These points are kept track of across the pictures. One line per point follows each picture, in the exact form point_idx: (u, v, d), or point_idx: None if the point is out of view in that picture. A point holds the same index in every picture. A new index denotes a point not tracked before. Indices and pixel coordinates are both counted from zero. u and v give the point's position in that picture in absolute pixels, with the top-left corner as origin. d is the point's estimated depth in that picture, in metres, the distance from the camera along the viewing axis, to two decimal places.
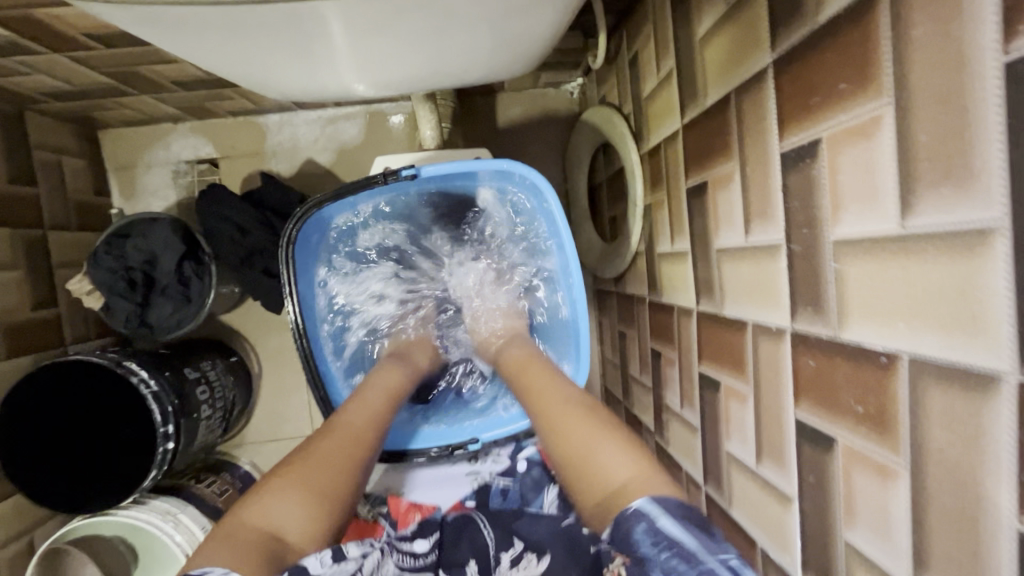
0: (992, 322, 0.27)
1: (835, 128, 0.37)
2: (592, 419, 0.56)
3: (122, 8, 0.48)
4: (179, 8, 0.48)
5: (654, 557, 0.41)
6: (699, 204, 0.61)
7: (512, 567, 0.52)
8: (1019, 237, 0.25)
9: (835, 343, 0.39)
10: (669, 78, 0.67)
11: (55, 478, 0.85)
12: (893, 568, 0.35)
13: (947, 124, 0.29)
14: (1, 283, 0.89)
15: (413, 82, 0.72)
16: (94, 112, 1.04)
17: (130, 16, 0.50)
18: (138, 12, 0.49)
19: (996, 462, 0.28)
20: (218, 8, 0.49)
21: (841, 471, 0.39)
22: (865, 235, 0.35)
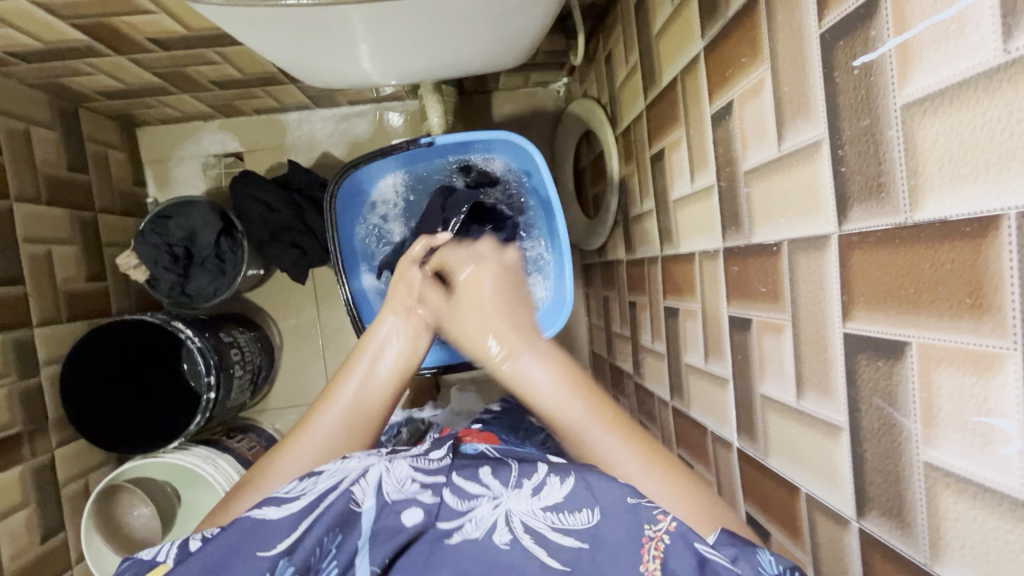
0: (824, 201, 0.41)
1: (741, 90, 0.52)
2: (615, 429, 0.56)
3: (221, 8, 0.62)
4: (261, 8, 0.62)
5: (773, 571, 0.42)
6: (660, 166, 0.76)
7: (535, 493, 0.49)
8: (831, 141, 0.40)
9: (748, 246, 0.54)
10: (635, 69, 0.82)
11: (116, 421, 1.00)
12: (783, 399, 0.49)
13: (796, 76, 0.43)
14: (61, 256, 1.03)
15: (426, 70, 0.86)
16: (136, 110, 1.18)
17: (223, 16, 0.63)
18: (230, 11, 0.62)
19: (830, 293, 0.42)
20: (291, 8, 0.63)
21: (756, 341, 0.54)
22: (761, 162, 0.50)
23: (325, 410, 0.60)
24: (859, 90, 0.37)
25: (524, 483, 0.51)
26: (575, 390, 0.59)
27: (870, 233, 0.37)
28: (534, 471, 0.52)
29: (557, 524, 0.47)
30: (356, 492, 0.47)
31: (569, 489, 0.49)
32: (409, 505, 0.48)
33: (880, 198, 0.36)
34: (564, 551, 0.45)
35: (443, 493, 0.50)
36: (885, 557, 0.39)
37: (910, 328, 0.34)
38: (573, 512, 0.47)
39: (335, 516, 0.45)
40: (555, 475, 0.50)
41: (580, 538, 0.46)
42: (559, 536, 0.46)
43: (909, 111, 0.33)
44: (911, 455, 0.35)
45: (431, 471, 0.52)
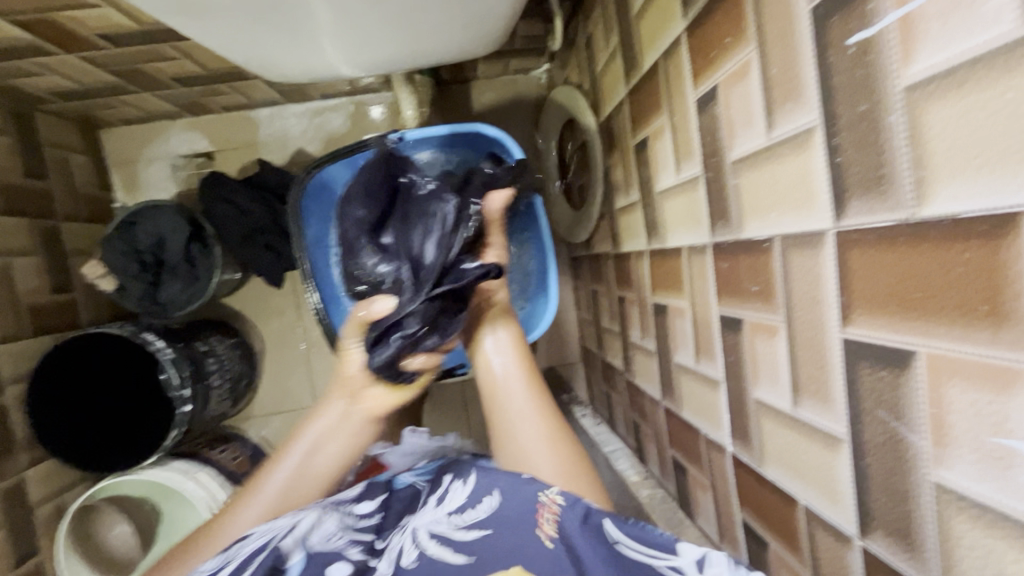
0: (818, 196, 0.38)
1: (726, 74, 0.48)
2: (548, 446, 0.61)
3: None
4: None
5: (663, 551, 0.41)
6: (644, 156, 0.72)
7: (442, 501, 0.56)
8: (826, 128, 0.36)
9: (738, 242, 0.50)
10: (616, 53, 0.78)
11: (90, 441, 0.96)
12: (778, 405, 0.46)
13: (785, 56, 0.39)
14: (22, 268, 0.97)
15: (397, 60, 0.81)
16: (97, 110, 1.12)
17: (166, 8, 0.58)
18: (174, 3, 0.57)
19: (828, 296, 0.38)
20: None
21: (748, 343, 0.50)
22: (749, 151, 0.46)
23: (243, 507, 0.59)
24: (857, 70, 0.33)
25: (436, 500, 0.57)
26: (529, 387, 0.66)
27: (869, 231, 0.33)
28: (439, 488, 0.60)
29: (462, 523, 0.51)
30: (284, 547, 0.48)
31: (471, 487, 0.55)
32: (336, 558, 0.50)
33: (881, 192, 0.32)
34: (473, 545, 0.48)
35: (369, 547, 0.53)
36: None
37: (917, 336, 0.31)
38: (474, 506, 0.52)
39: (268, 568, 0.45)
40: (458, 481, 0.58)
41: (483, 529, 0.50)
42: (467, 532, 0.50)
43: (914, 94, 0.29)
44: (920, 474, 0.32)
45: (359, 529, 0.56)
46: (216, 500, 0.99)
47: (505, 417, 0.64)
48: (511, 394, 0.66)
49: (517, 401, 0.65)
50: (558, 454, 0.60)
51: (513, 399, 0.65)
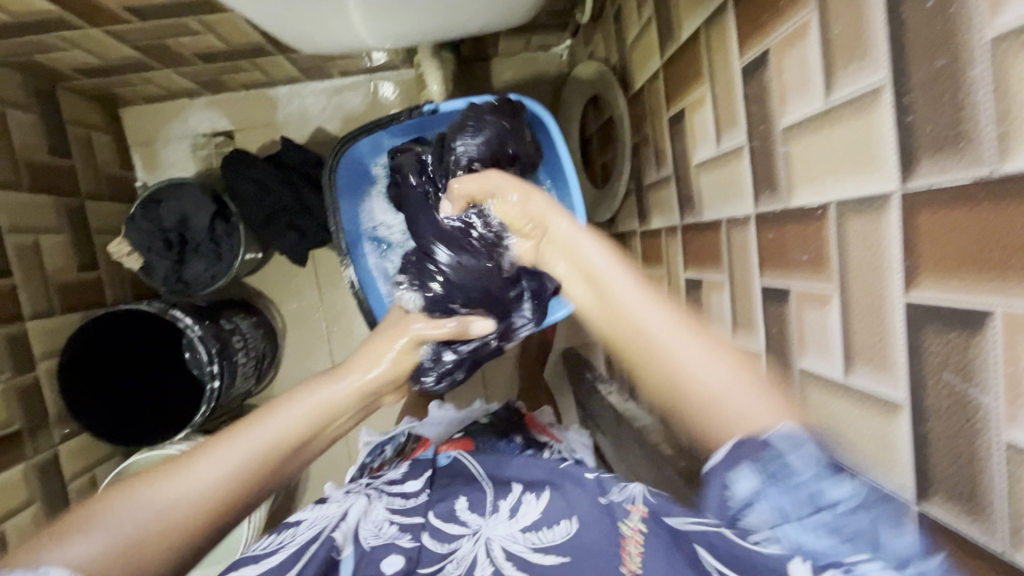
0: (883, 158, 0.37)
1: (779, 37, 0.47)
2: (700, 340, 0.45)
3: None
4: None
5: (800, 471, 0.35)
6: (680, 129, 0.71)
7: (512, 513, 0.53)
8: (896, 87, 0.35)
9: (786, 211, 0.50)
10: (650, 24, 0.76)
11: (123, 416, 0.98)
12: (827, 374, 0.46)
13: (850, 15, 0.38)
14: (49, 245, 0.98)
15: (426, 31, 0.80)
16: (118, 88, 1.12)
17: None
18: None
19: (890, 260, 0.38)
20: None
21: (795, 313, 0.50)
22: (803, 117, 0.45)
23: (223, 443, 0.47)
24: (935, 24, 0.32)
25: (500, 507, 0.54)
26: (648, 289, 0.53)
27: (942, 191, 0.33)
28: (508, 493, 0.56)
29: (535, 543, 0.49)
30: (336, 539, 0.48)
31: (545, 505, 0.53)
32: (389, 553, 0.49)
33: (958, 149, 0.32)
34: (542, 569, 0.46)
35: (421, 536, 0.52)
36: (949, 542, 0.36)
37: (993, 295, 0.31)
38: (550, 527, 0.50)
39: (321, 561, 0.45)
40: (528, 496, 0.54)
41: (560, 555, 0.47)
42: (541, 554, 0.47)
43: (1001, 46, 0.29)
44: (990, 434, 0.32)
45: (410, 514, 0.55)
46: None
47: (640, 319, 0.49)
48: (639, 305, 0.50)
49: (638, 306, 0.50)
50: (724, 357, 0.43)
51: (634, 304, 0.51)
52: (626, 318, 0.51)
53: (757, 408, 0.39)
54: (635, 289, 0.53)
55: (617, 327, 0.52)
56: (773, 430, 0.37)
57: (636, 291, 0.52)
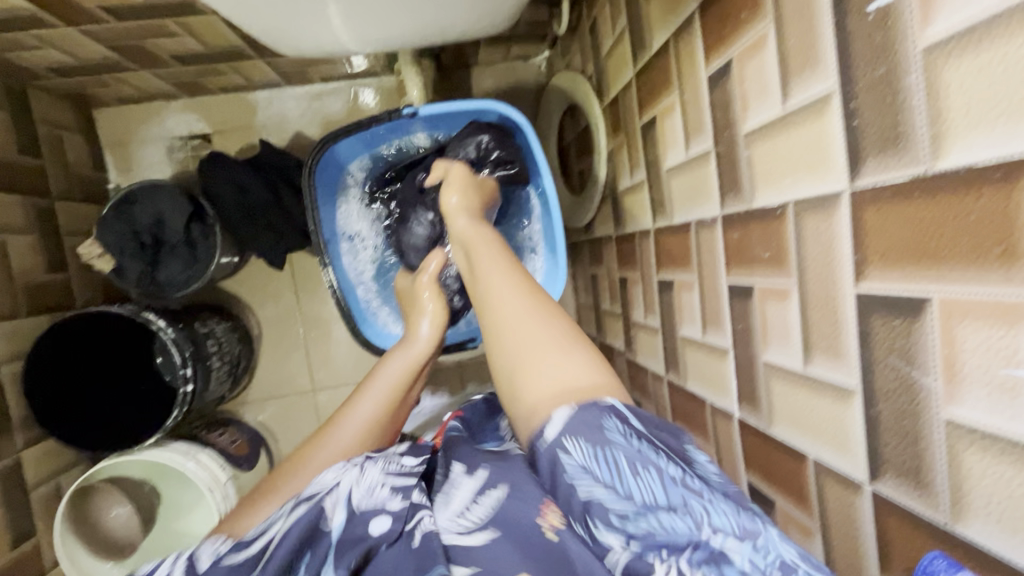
0: (835, 159, 0.40)
1: (741, 48, 0.50)
2: (526, 305, 0.54)
3: None
4: None
5: (623, 441, 0.42)
6: (651, 135, 0.74)
7: (477, 498, 0.51)
8: (843, 93, 0.38)
9: (750, 211, 0.52)
10: (623, 35, 0.79)
11: (91, 422, 0.95)
12: (788, 365, 0.48)
13: (803, 27, 0.41)
14: (17, 246, 0.96)
15: (406, 37, 0.82)
16: (92, 88, 1.10)
17: None
18: None
19: (843, 255, 0.40)
20: None
21: (759, 309, 0.52)
22: (763, 122, 0.48)
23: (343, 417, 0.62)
24: (875, 35, 0.35)
25: (467, 491, 0.52)
26: (501, 263, 0.60)
27: (885, 188, 0.35)
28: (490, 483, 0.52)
29: (468, 527, 0.48)
30: (325, 508, 0.46)
31: (484, 481, 0.52)
32: (377, 513, 0.46)
33: (898, 149, 0.34)
34: (473, 550, 0.45)
35: (413, 497, 0.49)
36: (899, 519, 0.38)
37: (932, 283, 0.33)
38: (485, 499, 0.50)
39: (299, 533, 0.44)
40: (510, 486, 0.50)
41: (487, 532, 0.47)
42: (468, 537, 0.47)
43: (932, 54, 0.31)
44: (932, 413, 0.34)
45: (403, 474, 0.51)
46: (218, 480, 0.99)
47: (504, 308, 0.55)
48: (500, 287, 0.57)
49: (491, 281, 0.58)
50: (572, 347, 0.50)
51: (486, 278, 0.59)
52: (490, 299, 0.57)
53: (571, 372, 0.48)
54: (491, 258, 0.61)
55: (484, 302, 0.58)
56: (601, 401, 0.45)
57: (507, 282, 0.57)
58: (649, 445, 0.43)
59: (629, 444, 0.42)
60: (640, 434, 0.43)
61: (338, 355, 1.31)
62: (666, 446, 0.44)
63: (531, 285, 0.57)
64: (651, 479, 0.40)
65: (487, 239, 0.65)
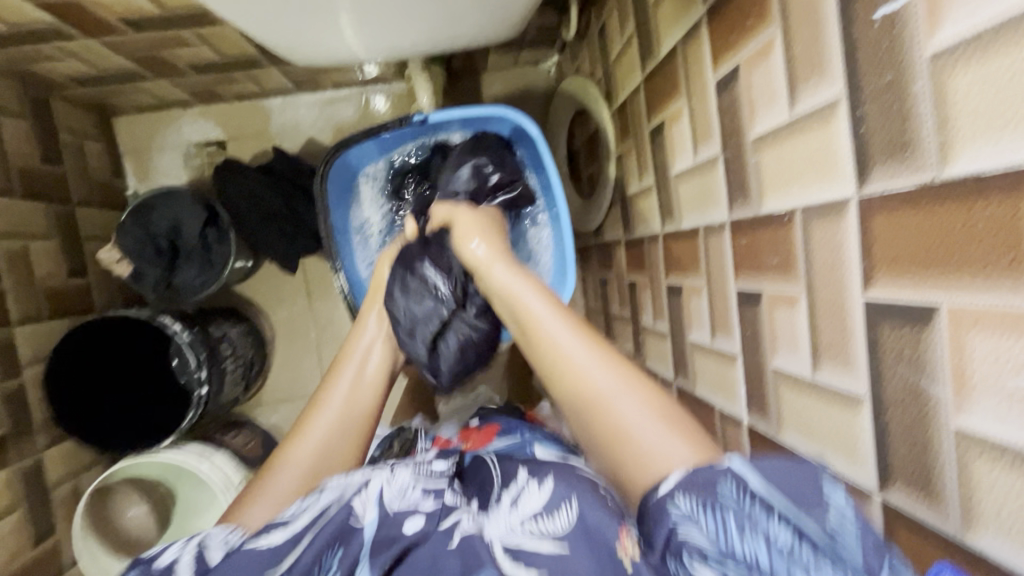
0: (842, 166, 0.40)
1: (748, 54, 0.50)
2: (613, 368, 0.48)
3: None
4: None
5: (733, 499, 0.36)
6: (660, 140, 0.74)
7: (514, 503, 0.50)
8: (850, 101, 0.38)
9: (757, 217, 0.52)
10: (632, 40, 0.79)
11: (109, 423, 0.98)
12: (797, 372, 0.48)
13: (810, 34, 0.41)
14: (40, 251, 0.98)
15: (416, 44, 0.83)
16: (111, 97, 1.13)
17: None
18: None
19: (850, 262, 0.40)
20: None
21: (767, 315, 0.52)
22: (771, 128, 0.48)
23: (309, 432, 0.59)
24: (882, 42, 0.35)
25: (504, 498, 0.52)
26: (565, 315, 0.53)
27: (892, 196, 0.35)
28: (512, 483, 0.53)
29: (535, 532, 0.46)
30: (356, 506, 0.47)
31: (547, 493, 0.49)
32: (411, 513, 0.48)
33: (905, 157, 0.34)
34: (544, 557, 0.43)
35: (443, 499, 0.51)
36: (909, 529, 0.38)
37: (940, 292, 0.33)
38: (550, 517, 0.46)
39: (331, 530, 0.45)
40: (532, 481, 0.51)
41: (558, 542, 0.44)
42: (538, 542, 0.45)
43: (938, 62, 0.31)
44: (941, 424, 0.34)
45: (434, 481, 0.54)
46: (231, 482, 1.00)
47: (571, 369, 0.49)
48: (558, 332, 0.52)
49: (560, 339, 0.51)
50: (638, 390, 0.47)
51: (556, 338, 0.51)
52: (561, 365, 0.50)
53: (673, 449, 0.42)
54: (547, 308, 0.54)
55: (548, 365, 0.51)
56: (721, 462, 0.38)
57: (579, 344, 0.50)
58: (780, 499, 0.36)
59: (747, 506, 0.35)
60: (762, 491, 0.36)
61: None
62: (803, 495, 0.36)
63: (587, 334, 0.52)
64: (760, 542, 0.34)
65: (529, 288, 0.58)
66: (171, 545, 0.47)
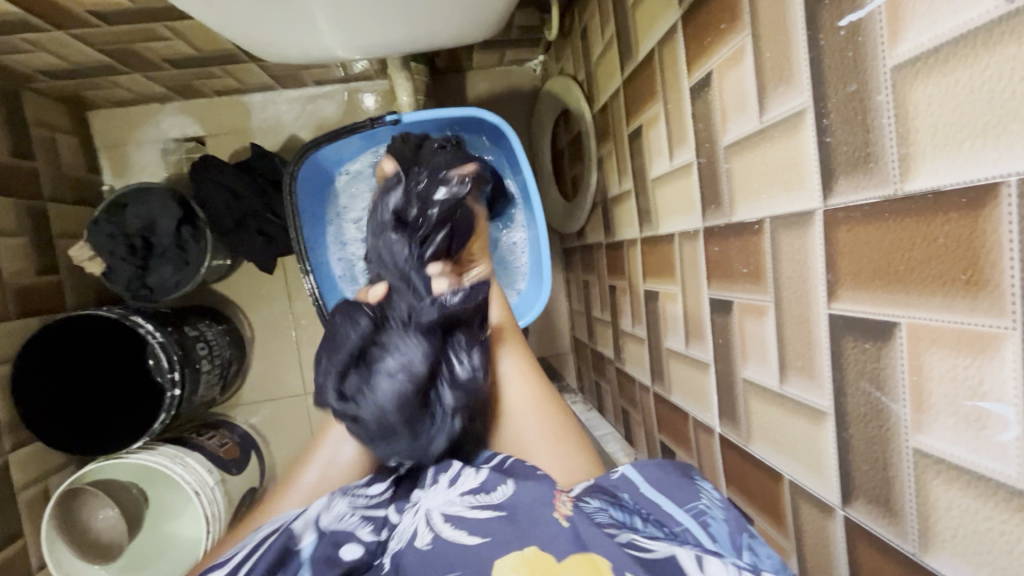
0: (808, 178, 0.39)
1: (720, 59, 0.49)
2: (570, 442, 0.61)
3: None
4: None
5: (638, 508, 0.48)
6: (638, 143, 0.73)
7: (452, 483, 0.53)
8: (817, 110, 0.37)
9: (729, 225, 0.51)
10: (612, 42, 0.79)
11: (80, 425, 0.95)
12: (765, 383, 0.47)
13: (778, 41, 0.40)
14: (8, 248, 0.96)
15: (393, 42, 0.81)
16: (85, 91, 1.11)
17: None
18: None
19: (816, 275, 0.39)
20: None
21: (738, 324, 0.52)
22: (741, 135, 0.47)
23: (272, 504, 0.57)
24: (846, 51, 0.34)
25: (441, 479, 0.55)
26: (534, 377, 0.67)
27: (856, 208, 0.35)
28: (449, 468, 0.56)
29: (474, 503, 0.49)
30: (295, 529, 0.48)
31: (483, 476, 0.52)
32: (348, 538, 0.49)
33: (868, 169, 0.33)
34: (485, 522, 0.46)
35: (382, 531, 0.51)
36: (870, 545, 0.37)
37: (900, 308, 0.32)
38: (487, 492, 0.50)
39: (274, 554, 0.45)
40: (470, 467, 0.55)
41: (493, 510, 0.47)
42: (475, 511, 0.48)
43: (900, 73, 0.31)
44: (900, 441, 0.33)
45: (371, 505, 0.54)
46: (205, 484, 0.99)
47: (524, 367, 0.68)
48: (536, 446, 0.61)
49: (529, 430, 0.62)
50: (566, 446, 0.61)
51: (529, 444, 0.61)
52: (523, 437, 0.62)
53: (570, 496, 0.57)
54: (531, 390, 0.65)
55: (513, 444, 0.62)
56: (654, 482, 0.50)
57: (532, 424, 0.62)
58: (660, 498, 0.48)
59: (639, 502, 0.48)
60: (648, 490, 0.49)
61: None
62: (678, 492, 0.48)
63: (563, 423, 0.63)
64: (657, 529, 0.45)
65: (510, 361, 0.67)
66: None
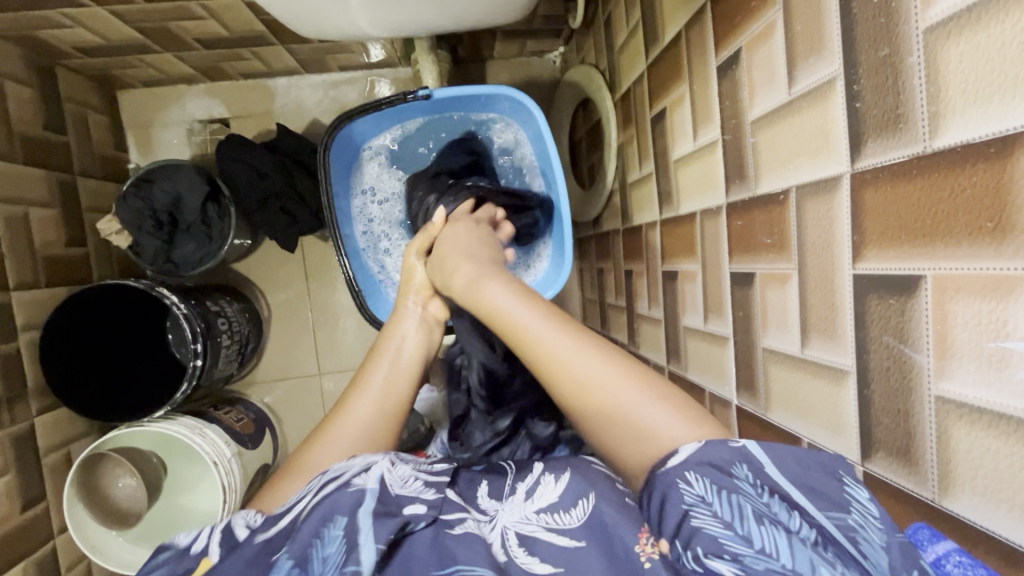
0: (835, 145, 0.40)
1: (750, 36, 0.51)
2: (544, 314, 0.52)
3: None
4: None
5: (752, 493, 0.37)
6: (661, 127, 0.75)
7: (528, 497, 0.47)
8: (847, 77, 0.39)
9: (753, 198, 0.53)
10: (637, 28, 0.80)
11: (103, 395, 0.98)
12: (786, 349, 0.49)
13: (810, 13, 0.42)
14: (39, 219, 0.99)
15: (424, 23, 0.83)
16: (116, 69, 1.13)
17: None
18: None
19: (841, 239, 0.41)
20: None
21: (759, 295, 0.53)
22: (770, 109, 0.49)
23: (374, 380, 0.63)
24: (879, 19, 0.36)
25: (518, 489, 0.49)
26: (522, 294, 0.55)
27: (885, 169, 0.36)
28: (528, 475, 0.50)
29: (551, 525, 0.43)
30: (356, 481, 0.44)
31: (563, 487, 0.46)
32: (412, 499, 0.44)
33: (897, 130, 0.35)
34: (561, 556, 0.40)
35: (446, 492, 0.46)
36: (890, 497, 0.39)
37: (926, 261, 0.34)
38: (565, 511, 0.44)
39: (324, 511, 0.41)
40: (547, 474, 0.49)
41: (576, 537, 0.41)
42: (553, 535, 0.42)
43: (932, 35, 0.32)
44: (922, 390, 0.35)
45: (435, 472, 0.49)
46: (222, 455, 1.01)
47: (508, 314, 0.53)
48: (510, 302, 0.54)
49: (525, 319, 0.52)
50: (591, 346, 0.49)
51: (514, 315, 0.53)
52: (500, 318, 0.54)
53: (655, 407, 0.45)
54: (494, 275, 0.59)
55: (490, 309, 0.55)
56: (732, 442, 0.40)
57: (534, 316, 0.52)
58: (796, 497, 0.37)
59: (763, 494, 0.37)
60: (777, 482, 0.38)
61: (345, 340, 1.33)
62: (818, 487, 0.37)
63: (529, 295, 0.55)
64: (779, 533, 0.35)
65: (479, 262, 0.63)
66: (204, 530, 0.46)
